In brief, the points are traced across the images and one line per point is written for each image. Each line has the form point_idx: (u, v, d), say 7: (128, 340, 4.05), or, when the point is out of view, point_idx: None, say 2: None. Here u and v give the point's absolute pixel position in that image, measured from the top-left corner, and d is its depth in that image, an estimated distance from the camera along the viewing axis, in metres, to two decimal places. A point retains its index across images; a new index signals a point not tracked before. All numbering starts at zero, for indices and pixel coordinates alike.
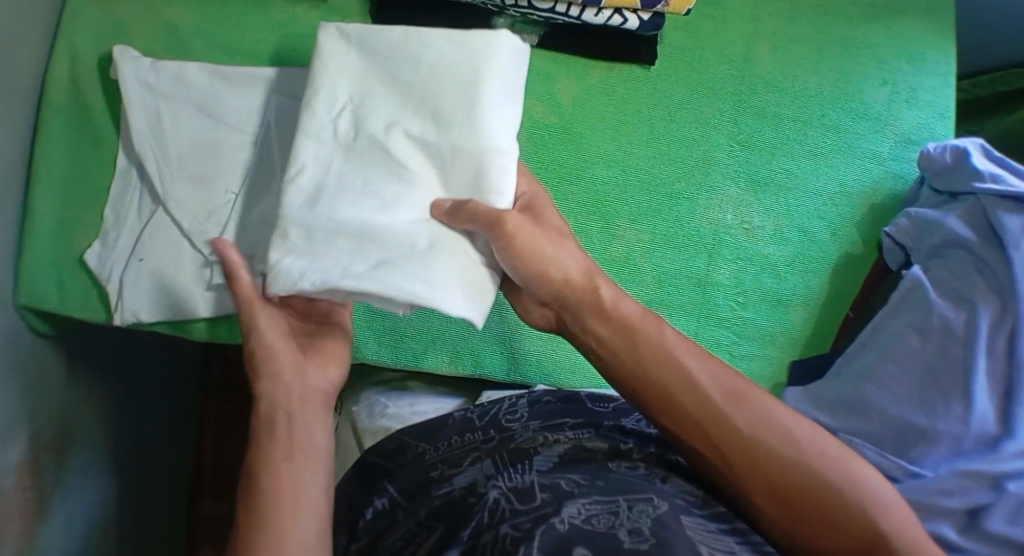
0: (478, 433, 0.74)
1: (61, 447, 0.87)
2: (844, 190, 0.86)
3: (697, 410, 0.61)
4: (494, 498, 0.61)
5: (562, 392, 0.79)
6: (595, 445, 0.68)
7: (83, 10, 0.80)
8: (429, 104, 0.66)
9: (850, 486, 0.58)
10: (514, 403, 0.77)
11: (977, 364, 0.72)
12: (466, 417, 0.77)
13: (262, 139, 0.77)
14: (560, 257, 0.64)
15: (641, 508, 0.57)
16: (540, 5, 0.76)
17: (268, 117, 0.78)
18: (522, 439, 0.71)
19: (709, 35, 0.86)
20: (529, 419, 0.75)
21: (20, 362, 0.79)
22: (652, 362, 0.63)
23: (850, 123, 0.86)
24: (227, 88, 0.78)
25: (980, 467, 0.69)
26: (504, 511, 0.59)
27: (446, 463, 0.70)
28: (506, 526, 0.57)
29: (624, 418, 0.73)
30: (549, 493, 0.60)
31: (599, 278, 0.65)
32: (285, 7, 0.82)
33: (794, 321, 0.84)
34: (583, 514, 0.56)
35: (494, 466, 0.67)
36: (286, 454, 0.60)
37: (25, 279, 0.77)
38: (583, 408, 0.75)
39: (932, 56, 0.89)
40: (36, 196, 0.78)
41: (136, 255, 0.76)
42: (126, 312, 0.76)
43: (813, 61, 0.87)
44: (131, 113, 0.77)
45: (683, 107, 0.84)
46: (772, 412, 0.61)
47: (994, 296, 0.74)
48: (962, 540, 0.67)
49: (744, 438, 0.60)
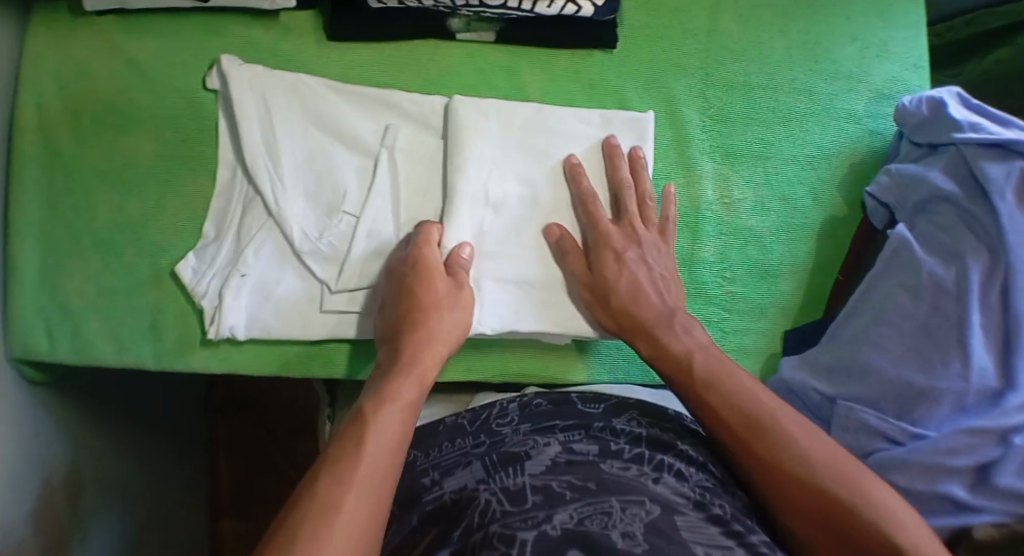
0: (469, 438, 0.75)
1: (73, 490, 0.88)
2: (823, 153, 0.84)
3: (754, 412, 0.67)
4: (485, 500, 0.63)
5: (551, 394, 0.79)
6: (586, 446, 0.70)
7: (39, 56, 0.80)
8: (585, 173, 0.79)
9: (875, 511, 0.60)
10: (505, 407, 0.78)
11: (973, 319, 0.70)
12: (458, 424, 0.77)
13: (379, 158, 0.78)
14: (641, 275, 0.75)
15: (634, 510, 0.60)
16: (491, 2, 0.74)
17: (388, 140, 0.79)
18: (513, 443, 0.72)
19: (670, 10, 0.84)
20: (520, 422, 0.75)
21: (19, 412, 0.80)
22: (718, 382, 0.69)
23: (823, 84, 0.85)
24: (346, 100, 0.79)
25: (984, 423, 0.68)
26: (495, 512, 0.61)
27: (437, 469, 0.71)
28: (495, 526, 0.60)
29: (615, 420, 0.75)
30: (541, 496, 0.63)
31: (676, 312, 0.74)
32: (239, 30, 0.81)
33: (784, 291, 0.83)
34: (575, 518, 0.60)
35: (483, 470, 0.68)
36: (387, 409, 0.63)
37: (16, 330, 0.78)
38: (573, 409, 0.77)
39: (901, 6, 0.87)
40: (16, 247, 0.78)
41: (244, 266, 0.76)
42: (225, 326, 0.75)
43: (779, 26, 0.85)
44: (243, 116, 0.76)
45: (651, 86, 0.83)
46: (794, 438, 0.65)
47: (982, 248, 0.72)
48: (973, 498, 0.67)
49: (777, 450, 0.65)
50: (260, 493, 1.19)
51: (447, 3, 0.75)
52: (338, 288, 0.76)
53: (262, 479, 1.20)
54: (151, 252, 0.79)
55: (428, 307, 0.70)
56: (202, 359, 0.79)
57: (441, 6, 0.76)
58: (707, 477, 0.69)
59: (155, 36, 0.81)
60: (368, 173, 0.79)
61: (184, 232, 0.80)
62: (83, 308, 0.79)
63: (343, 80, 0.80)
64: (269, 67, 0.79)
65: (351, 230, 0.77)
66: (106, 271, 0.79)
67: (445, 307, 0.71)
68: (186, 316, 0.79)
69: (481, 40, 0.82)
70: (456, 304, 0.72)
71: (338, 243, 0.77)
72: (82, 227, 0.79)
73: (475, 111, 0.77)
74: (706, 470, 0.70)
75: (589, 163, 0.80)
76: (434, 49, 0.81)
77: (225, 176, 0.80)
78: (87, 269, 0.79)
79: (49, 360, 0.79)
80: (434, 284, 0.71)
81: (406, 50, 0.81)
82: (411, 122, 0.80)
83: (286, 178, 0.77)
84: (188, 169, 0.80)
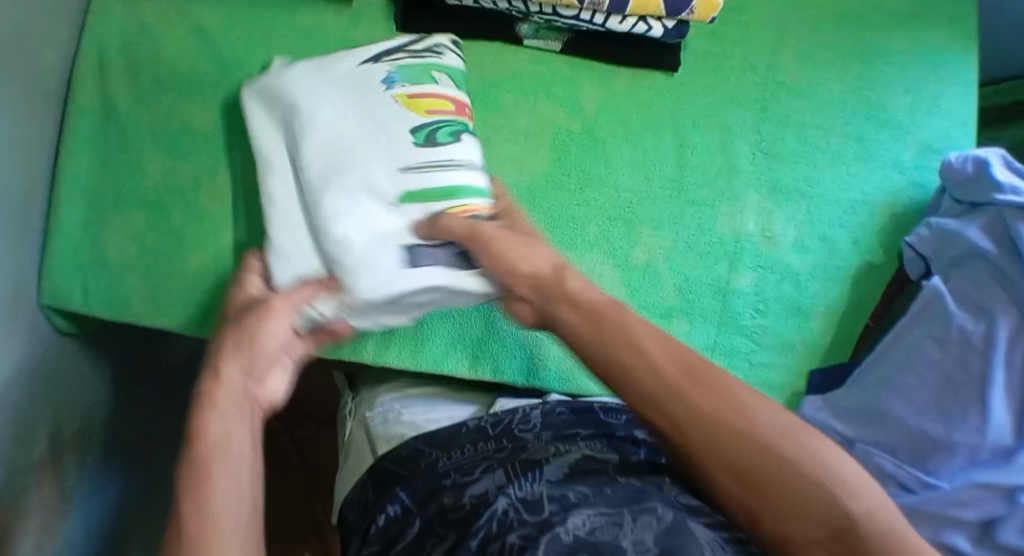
0: (490, 443, 0.75)
1: (82, 442, 0.88)
2: (865, 200, 0.86)
3: (648, 387, 0.57)
4: (502, 507, 0.65)
5: (574, 403, 0.80)
6: (605, 456, 0.72)
7: (110, 11, 0.81)
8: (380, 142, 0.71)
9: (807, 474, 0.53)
10: (528, 412, 0.78)
11: (995, 375, 0.72)
12: (480, 425, 0.78)
13: None
14: (531, 252, 0.63)
15: (645, 519, 0.61)
16: (563, 12, 0.75)
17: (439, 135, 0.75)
18: (534, 449, 0.73)
19: (731, 42, 0.86)
20: (542, 430, 0.76)
21: (43, 359, 0.80)
22: (607, 337, 0.58)
23: (873, 132, 0.86)
24: None
25: (996, 478, 0.70)
26: (512, 521, 0.63)
27: (458, 471, 0.72)
28: (513, 536, 0.61)
29: (637, 432, 0.76)
30: (557, 504, 0.64)
31: (569, 267, 0.62)
32: (309, 11, 0.82)
33: (814, 329, 0.84)
34: (588, 526, 0.61)
35: (505, 476, 0.70)
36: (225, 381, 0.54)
37: (49, 278, 0.79)
38: (596, 419, 0.77)
39: (956, 64, 0.89)
40: (60, 195, 0.79)
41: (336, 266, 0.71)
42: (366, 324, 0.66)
43: (836, 69, 0.87)
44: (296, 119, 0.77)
45: (704, 115, 0.84)
46: (740, 398, 0.56)
47: (1013, 309, 0.74)
48: (975, 550, 0.68)
49: (701, 413, 0.56)
50: None
51: (519, 8, 0.77)
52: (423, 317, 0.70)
53: None
54: (194, 218, 0.80)
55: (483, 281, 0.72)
56: None
57: (514, 10, 0.77)
58: None
59: (223, 7, 0.82)
60: None
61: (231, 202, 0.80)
62: (119, 264, 0.79)
63: None
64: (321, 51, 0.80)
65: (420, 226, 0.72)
66: (147, 230, 0.79)
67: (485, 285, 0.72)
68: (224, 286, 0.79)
69: (546, 48, 0.83)
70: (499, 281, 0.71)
71: None
72: (128, 184, 0.80)
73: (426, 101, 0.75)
74: None
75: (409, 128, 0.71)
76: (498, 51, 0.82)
77: None
78: (128, 226, 0.79)
79: (79, 311, 0.80)
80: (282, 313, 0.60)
81: (473, 49, 0.82)
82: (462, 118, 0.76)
83: None
84: (240, 139, 0.80)
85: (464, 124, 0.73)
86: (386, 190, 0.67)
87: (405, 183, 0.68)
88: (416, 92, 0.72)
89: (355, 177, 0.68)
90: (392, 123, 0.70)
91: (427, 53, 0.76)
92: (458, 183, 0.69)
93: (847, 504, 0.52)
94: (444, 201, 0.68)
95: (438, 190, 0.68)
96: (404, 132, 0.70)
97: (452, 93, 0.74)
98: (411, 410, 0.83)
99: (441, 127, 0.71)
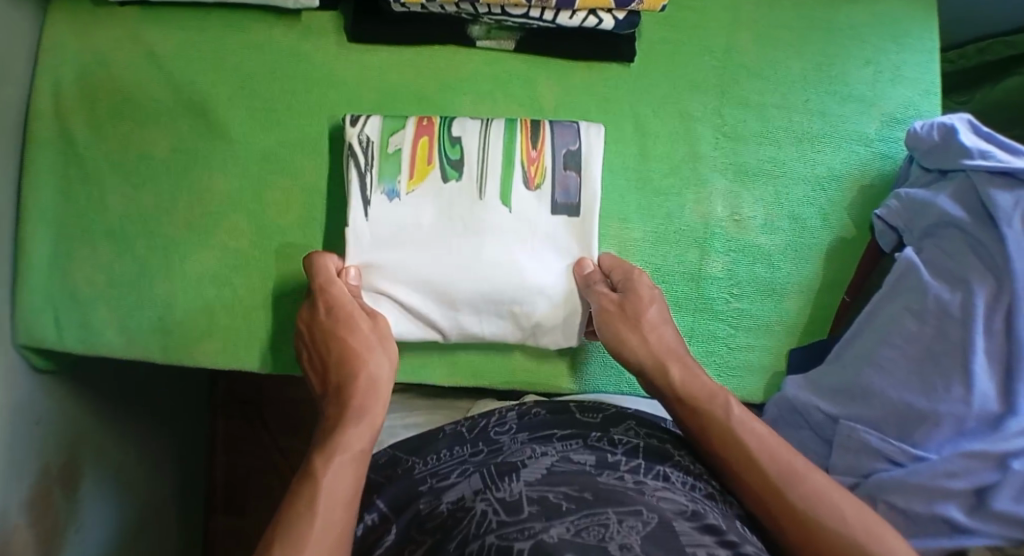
0: (467, 447, 0.76)
1: (71, 482, 0.88)
2: (834, 175, 0.85)
3: (751, 477, 0.68)
4: (481, 510, 0.63)
5: (551, 403, 0.80)
6: (582, 457, 0.70)
7: (61, 44, 0.80)
8: (431, 202, 0.77)
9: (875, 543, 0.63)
10: (504, 415, 0.79)
11: (977, 343, 0.71)
12: (457, 432, 0.78)
13: (476, 165, 0.78)
14: (658, 318, 0.77)
15: (631, 523, 0.59)
16: (513, 11, 0.75)
17: (467, 148, 0.78)
18: (510, 452, 0.72)
19: (687, 27, 0.85)
20: (517, 431, 0.76)
21: (23, 399, 0.80)
22: (713, 421, 0.72)
23: (836, 106, 0.86)
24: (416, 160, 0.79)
25: (984, 447, 0.69)
26: (490, 522, 0.61)
27: (435, 476, 0.72)
28: (492, 537, 0.59)
29: (613, 429, 0.75)
30: (538, 506, 0.61)
31: (670, 362, 0.76)
32: (260, 28, 0.81)
33: (791, 309, 0.84)
34: (572, 530, 0.58)
35: (481, 480, 0.68)
36: (341, 452, 0.67)
37: (22, 317, 0.78)
38: (571, 418, 0.77)
39: (915, 32, 0.88)
40: (27, 233, 0.78)
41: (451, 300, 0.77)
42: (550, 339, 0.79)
43: (794, 46, 0.86)
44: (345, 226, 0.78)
45: (665, 102, 0.83)
46: (820, 485, 0.67)
47: (988, 274, 0.73)
48: (970, 520, 0.68)
49: (796, 507, 0.65)
50: (251, 489, 1.20)
51: (469, 11, 0.76)
52: (558, 323, 0.78)
53: (255, 476, 1.20)
54: (162, 245, 0.79)
55: (630, 320, 0.76)
56: (209, 352, 0.79)
57: (463, 12, 0.77)
58: (705, 485, 0.69)
59: (174, 30, 0.81)
60: (476, 193, 0.77)
61: (198, 228, 0.79)
62: (92, 296, 0.79)
63: (361, 83, 0.81)
64: (283, 97, 0.80)
65: (501, 236, 0.77)
66: (116, 261, 0.79)
67: (661, 322, 0.78)
68: (195, 311, 0.79)
69: (500, 48, 0.82)
70: (646, 341, 0.76)
71: (526, 237, 0.78)
72: (94, 216, 0.79)
73: (401, 136, 0.78)
74: (704, 479, 0.70)
75: (411, 154, 0.77)
76: (453, 55, 0.82)
77: (240, 173, 0.80)
78: (97, 259, 0.79)
79: (55, 348, 0.79)
80: (358, 326, 0.74)
81: (426, 54, 0.82)
82: (480, 138, 0.78)
83: (418, 237, 0.77)
84: (199, 163, 0.80)
85: (442, 127, 0.78)
86: (484, 211, 0.77)
87: (492, 197, 0.78)
88: (410, 174, 0.77)
89: (430, 248, 0.77)
90: (434, 195, 0.77)
91: (364, 146, 0.77)
92: (502, 148, 0.78)
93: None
94: (514, 173, 0.78)
95: (498, 167, 0.78)
96: (439, 186, 0.77)
97: (411, 131, 0.78)
98: (387, 418, 0.86)
99: (441, 152, 0.78)
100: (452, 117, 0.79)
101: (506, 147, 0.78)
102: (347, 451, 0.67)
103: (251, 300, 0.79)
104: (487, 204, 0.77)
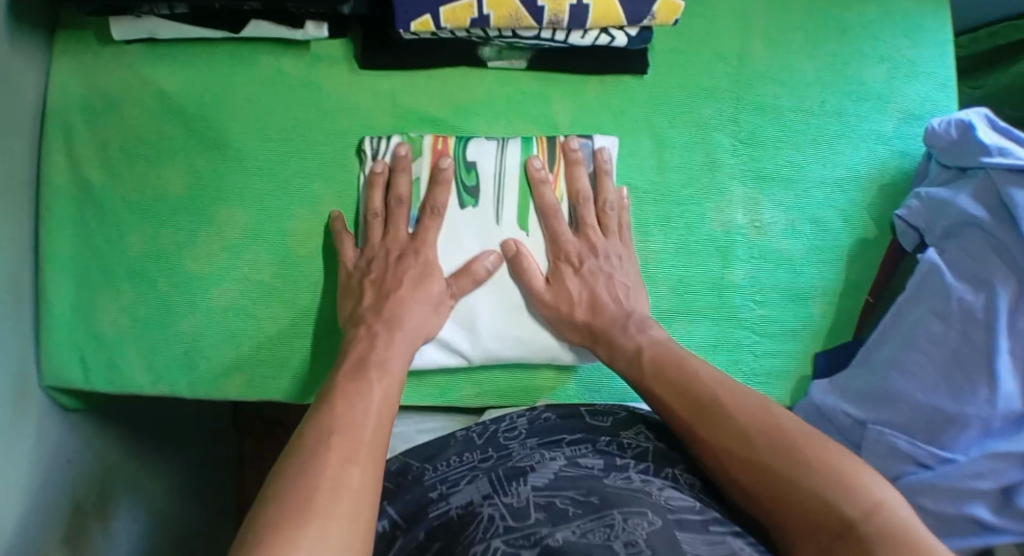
0: (476, 453, 0.75)
1: (107, 513, 0.90)
2: (853, 176, 0.85)
3: (689, 401, 0.69)
4: (489, 515, 0.63)
5: (563, 407, 0.78)
6: (590, 461, 0.69)
7: (67, 86, 0.79)
8: (456, 227, 0.78)
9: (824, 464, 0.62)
10: (513, 421, 0.78)
11: (1000, 346, 0.71)
12: (469, 437, 0.77)
13: (496, 181, 0.78)
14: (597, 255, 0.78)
15: (636, 521, 0.59)
16: (524, 33, 0.74)
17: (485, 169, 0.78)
18: (519, 458, 0.72)
19: (699, 35, 0.84)
20: (527, 437, 0.75)
21: (54, 438, 0.81)
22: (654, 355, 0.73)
23: (852, 106, 0.85)
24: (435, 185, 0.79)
25: (1004, 447, 0.69)
26: (497, 528, 0.61)
27: (445, 483, 0.71)
28: (498, 541, 0.59)
29: (622, 432, 0.74)
30: (545, 512, 0.62)
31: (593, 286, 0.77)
32: (269, 60, 0.81)
33: (814, 313, 0.84)
34: (578, 533, 0.59)
35: (490, 484, 0.68)
36: (361, 395, 0.67)
37: (48, 360, 0.79)
38: (582, 423, 0.76)
39: (929, 26, 0.87)
40: (48, 277, 0.79)
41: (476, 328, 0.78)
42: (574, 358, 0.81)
43: (808, 48, 0.85)
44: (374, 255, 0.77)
45: (680, 113, 0.83)
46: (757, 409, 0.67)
47: (1011, 275, 0.72)
48: (997, 520, 0.69)
49: (719, 422, 0.67)
50: None
51: (479, 34, 0.76)
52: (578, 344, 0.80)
53: None
54: (184, 283, 0.79)
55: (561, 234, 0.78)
56: (237, 386, 0.79)
57: (475, 36, 0.76)
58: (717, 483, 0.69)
59: (182, 66, 0.80)
60: (494, 214, 0.78)
61: (220, 263, 0.79)
62: (116, 336, 0.79)
63: (375, 110, 0.80)
64: (296, 127, 0.80)
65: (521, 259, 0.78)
66: (139, 301, 0.79)
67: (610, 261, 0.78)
68: (222, 345, 0.79)
69: (511, 67, 0.81)
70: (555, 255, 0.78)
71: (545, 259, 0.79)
72: (113, 257, 0.79)
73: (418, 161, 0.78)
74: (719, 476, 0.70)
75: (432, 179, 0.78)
76: (464, 77, 0.81)
77: (258, 206, 0.80)
78: (119, 299, 0.79)
79: (83, 389, 0.80)
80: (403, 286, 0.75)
81: (438, 78, 0.81)
82: (498, 160, 0.79)
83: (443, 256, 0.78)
84: (216, 198, 0.79)
85: (457, 152, 0.78)
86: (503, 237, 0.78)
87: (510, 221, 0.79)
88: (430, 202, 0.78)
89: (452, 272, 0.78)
90: (453, 218, 0.78)
91: (384, 179, 0.78)
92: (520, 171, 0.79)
93: (860, 510, 0.59)
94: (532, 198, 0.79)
95: (517, 190, 0.79)
96: (460, 210, 0.78)
97: (428, 156, 0.78)
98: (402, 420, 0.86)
99: (458, 180, 0.78)
100: (468, 137, 0.79)
101: (523, 175, 0.79)
102: (357, 417, 0.65)
103: (277, 331, 0.79)
104: (507, 229, 0.79)
